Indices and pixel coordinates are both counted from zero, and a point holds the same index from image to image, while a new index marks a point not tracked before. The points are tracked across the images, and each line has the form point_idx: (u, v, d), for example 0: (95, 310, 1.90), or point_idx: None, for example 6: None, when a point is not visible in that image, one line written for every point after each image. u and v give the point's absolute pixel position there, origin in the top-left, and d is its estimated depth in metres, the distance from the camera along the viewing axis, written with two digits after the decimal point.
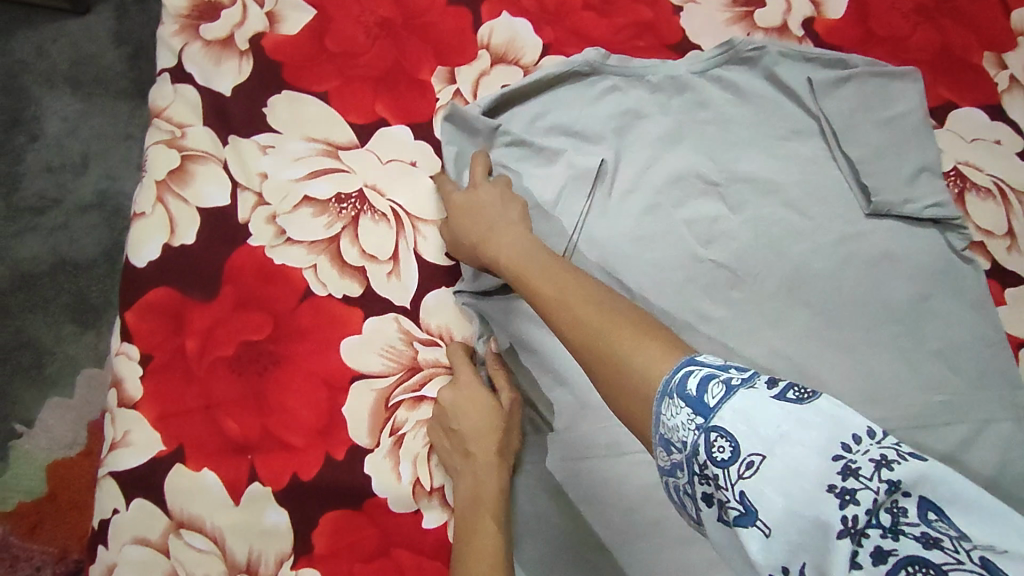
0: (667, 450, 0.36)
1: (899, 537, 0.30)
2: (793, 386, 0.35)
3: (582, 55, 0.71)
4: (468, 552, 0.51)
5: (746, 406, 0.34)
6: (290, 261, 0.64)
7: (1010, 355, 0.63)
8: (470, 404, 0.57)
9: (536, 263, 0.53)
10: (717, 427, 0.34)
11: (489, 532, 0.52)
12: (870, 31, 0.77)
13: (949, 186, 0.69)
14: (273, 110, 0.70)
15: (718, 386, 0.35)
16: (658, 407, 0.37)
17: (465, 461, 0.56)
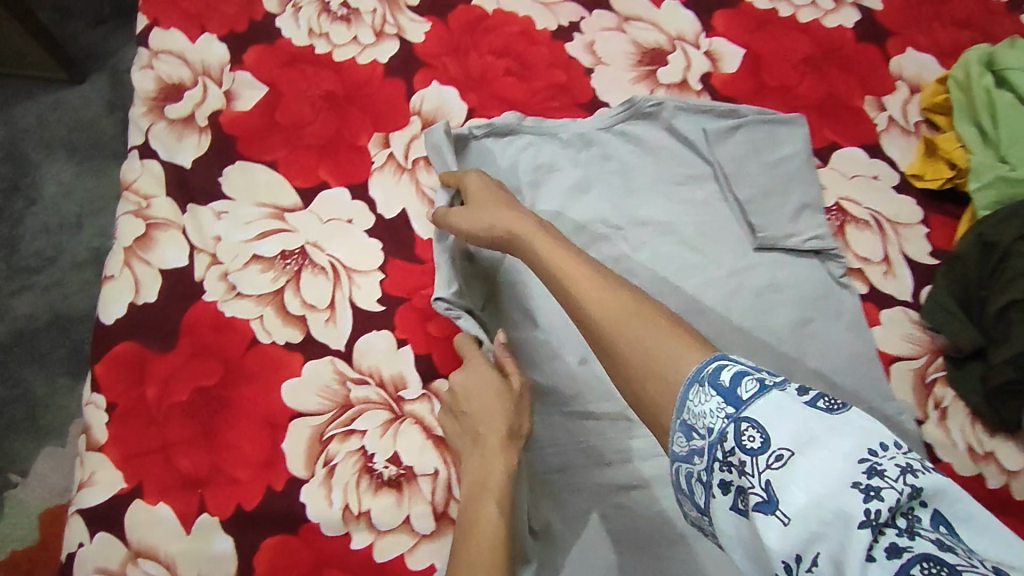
0: (688, 436, 0.43)
1: (915, 537, 0.36)
2: (823, 397, 0.41)
3: (501, 118, 0.81)
4: (470, 533, 0.55)
5: (776, 403, 0.40)
6: (239, 313, 0.72)
7: (882, 371, 0.71)
8: (481, 390, 0.64)
9: (564, 251, 0.57)
10: (748, 418, 0.40)
11: (491, 515, 0.56)
12: (761, 82, 0.86)
13: (830, 220, 0.79)
14: (227, 180, 0.79)
15: (752, 382, 0.42)
16: (686, 394, 0.43)
17: (474, 443, 0.62)
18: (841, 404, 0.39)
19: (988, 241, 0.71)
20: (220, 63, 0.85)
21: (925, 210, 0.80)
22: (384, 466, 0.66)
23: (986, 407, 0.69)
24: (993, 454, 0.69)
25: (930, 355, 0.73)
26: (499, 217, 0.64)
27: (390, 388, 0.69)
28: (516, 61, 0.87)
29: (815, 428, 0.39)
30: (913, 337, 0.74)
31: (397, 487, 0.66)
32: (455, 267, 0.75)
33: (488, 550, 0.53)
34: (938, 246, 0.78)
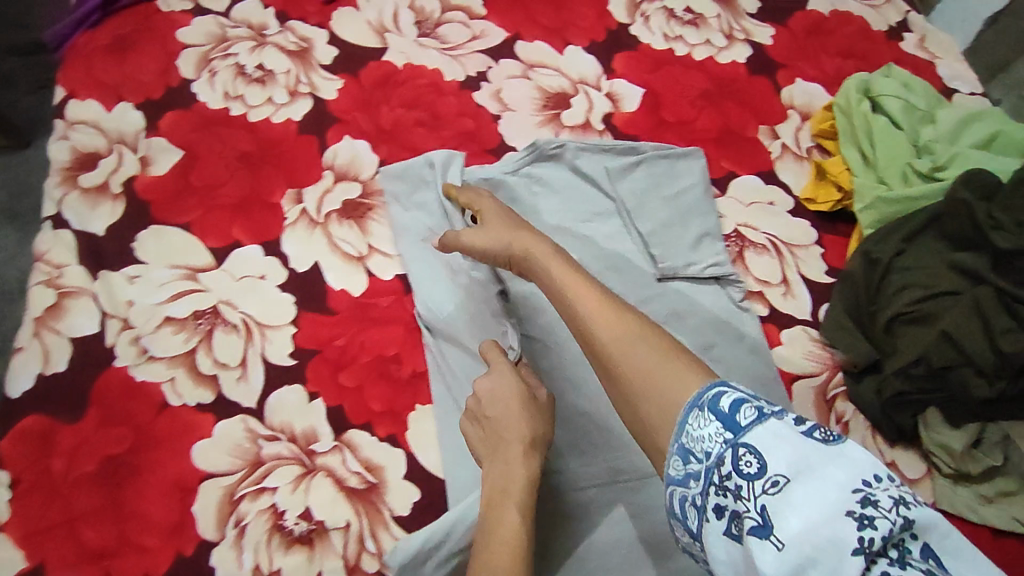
0: (685, 459, 0.44)
1: (905, 567, 0.38)
2: (819, 429, 0.42)
3: (410, 164, 0.84)
4: (490, 536, 0.56)
5: (772, 432, 0.42)
6: (151, 377, 0.72)
7: (782, 391, 0.74)
8: (509, 400, 0.65)
9: (577, 274, 0.57)
10: (746, 445, 0.42)
11: (511, 521, 0.57)
12: (660, 119, 0.91)
13: (728, 246, 0.82)
14: (140, 244, 0.79)
15: (750, 410, 0.43)
16: (685, 418, 0.45)
17: (500, 454, 0.62)
18: (836, 435, 0.41)
19: (874, 257, 0.74)
20: (136, 129, 0.86)
21: (819, 231, 0.84)
22: (295, 522, 0.66)
23: (883, 417, 0.72)
24: (893, 463, 0.72)
25: (830, 371, 0.76)
26: (517, 236, 0.64)
27: (302, 443, 0.70)
28: (426, 113, 0.90)
29: (811, 458, 0.41)
30: (812, 354, 0.77)
31: (308, 544, 0.65)
32: (367, 316, 0.77)
33: (510, 560, 0.53)
34: (833, 264, 0.82)
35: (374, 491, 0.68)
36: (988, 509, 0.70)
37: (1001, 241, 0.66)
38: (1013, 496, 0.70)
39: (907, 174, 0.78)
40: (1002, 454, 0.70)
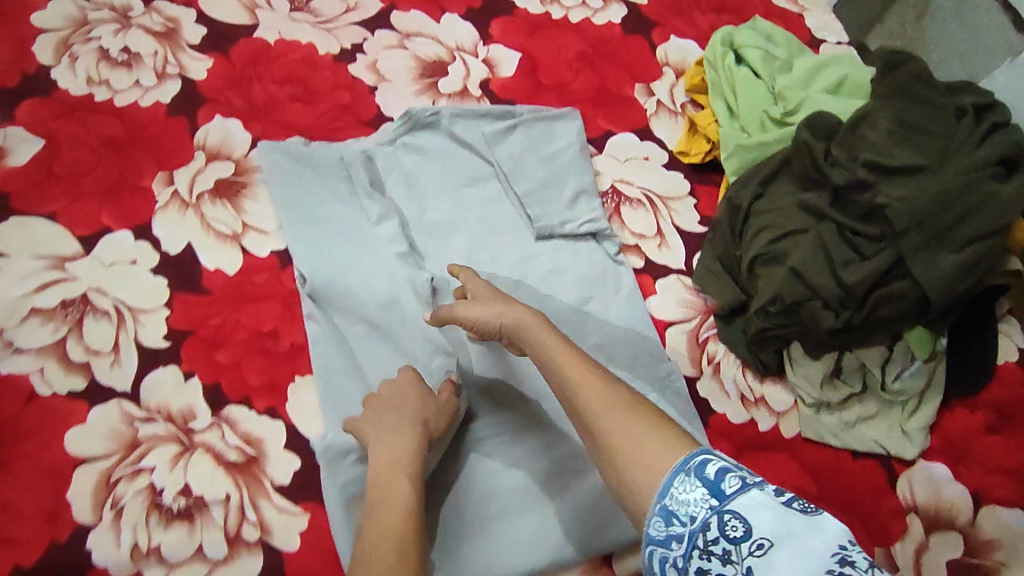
0: (668, 521, 0.45)
1: None
2: (796, 498, 0.45)
3: (292, 141, 0.83)
4: (380, 502, 0.57)
5: (756, 499, 0.44)
6: (18, 369, 0.71)
7: (656, 336, 0.77)
8: (410, 394, 0.67)
9: (573, 350, 0.58)
10: (731, 510, 0.44)
11: (403, 488, 0.58)
12: (538, 82, 0.92)
13: (605, 203, 0.84)
14: (1, 236, 0.76)
15: (734, 478, 0.45)
16: (672, 481, 0.46)
17: (390, 430, 0.63)
18: (815, 505, 0.43)
19: (736, 203, 0.76)
20: None
21: (692, 183, 0.87)
22: (174, 499, 0.67)
23: (750, 355, 0.76)
24: (762, 398, 0.75)
25: (701, 316, 0.79)
26: (510, 306, 0.63)
27: (179, 422, 0.70)
28: (300, 88, 0.88)
29: (792, 524, 0.42)
30: (685, 301, 0.80)
31: (189, 518, 0.67)
32: (243, 294, 0.76)
33: (402, 522, 0.55)
34: (706, 214, 0.85)
35: (255, 463, 0.69)
36: (850, 435, 0.73)
37: (839, 176, 0.68)
38: (871, 420, 0.74)
39: (763, 122, 0.81)
40: (861, 381, 0.74)
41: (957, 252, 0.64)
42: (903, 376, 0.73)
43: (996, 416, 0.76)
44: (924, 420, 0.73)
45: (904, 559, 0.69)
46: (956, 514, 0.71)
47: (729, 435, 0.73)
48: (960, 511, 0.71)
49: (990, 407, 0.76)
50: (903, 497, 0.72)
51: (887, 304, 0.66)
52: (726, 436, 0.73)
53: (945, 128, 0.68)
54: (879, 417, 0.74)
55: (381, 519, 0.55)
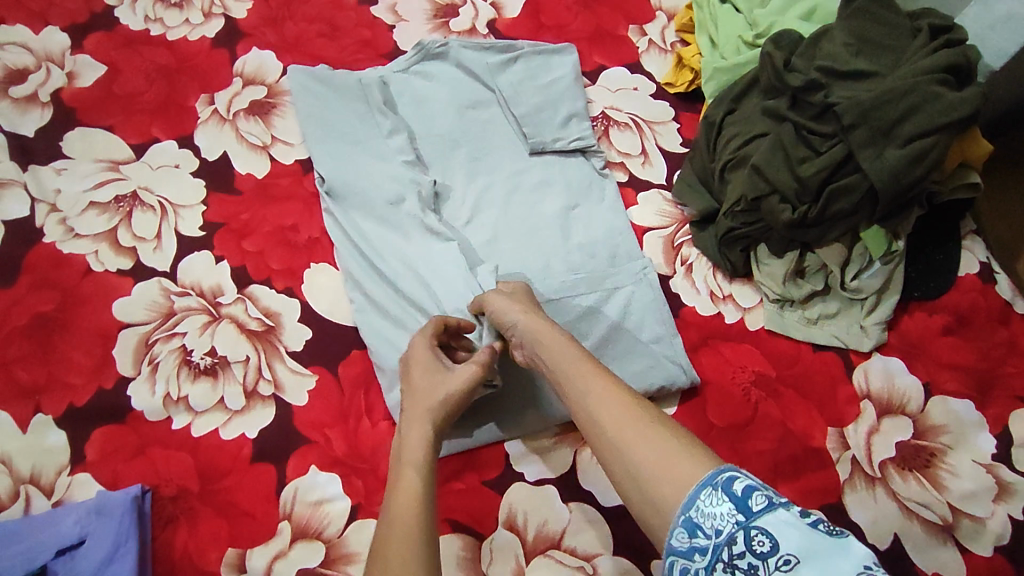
0: (692, 533, 0.47)
1: None
2: (824, 520, 0.44)
3: (319, 67, 0.93)
4: (393, 495, 0.58)
5: (782, 518, 0.44)
6: (76, 250, 0.82)
7: (634, 238, 0.86)
8: (417, 372, 0.68)
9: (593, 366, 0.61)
10: (757, 525, 0.44)
11: (411, 478, 0.58)
12: (539, 23, 1.01)
13: (594, 126, 0.93)
14: (67, 143, 0.88)
15: (761, 496, 0.46)
16: (698, 494, 0.48)
17: (405, 420, 0.65)
18: (840, 529, 0.43)
19: (710, 120, 0.84)
20: (63, 48, 0.94)
21: (676, 111, 0.96)
22: (201, 357, 0.77)
23: (719, 256, 0.84)
24: (731, 295, 0.84)
25: (677, 225, 0.88)
26: (529, 319, 0.68)
27: (209, 296, 0.80)
28: (327, 26, 0.99)
29: (818, 545, 0.43)
30: (663, 211, 0.89)
31: (213, 375, 0.76)
32: (270, 194, 0.87)
33: (409, 515, 0.55)
34: (687, 137, 0.94)
35: (271, 332, 0.79)
36: (812, 330, 0.81)
37: (795, 80, 0.74)
38: (833, 318, 0.82)
39: (738, 46, 0.89)
40: (823, 281, 0.81)
41: (901, 147, 0.70)
42: (863, 275, 0.79)
43: (954, 319, 0.82)
44: (881, 315, 0.80)
45: (855, 438, 0.76)
46: (907, 402, 0.78)
47: (697, 324, 0.82)
48: (912, 399, 0.78)
49: (950, 311, 0.82)
50: (858, 386, 0.79)
51: (839, 198, 0.73)
52: (694, 325, 0.81)
53: (897, 43, 0.75)
54: (841, 315, 0.82)
55: (393, 508, 0.56)
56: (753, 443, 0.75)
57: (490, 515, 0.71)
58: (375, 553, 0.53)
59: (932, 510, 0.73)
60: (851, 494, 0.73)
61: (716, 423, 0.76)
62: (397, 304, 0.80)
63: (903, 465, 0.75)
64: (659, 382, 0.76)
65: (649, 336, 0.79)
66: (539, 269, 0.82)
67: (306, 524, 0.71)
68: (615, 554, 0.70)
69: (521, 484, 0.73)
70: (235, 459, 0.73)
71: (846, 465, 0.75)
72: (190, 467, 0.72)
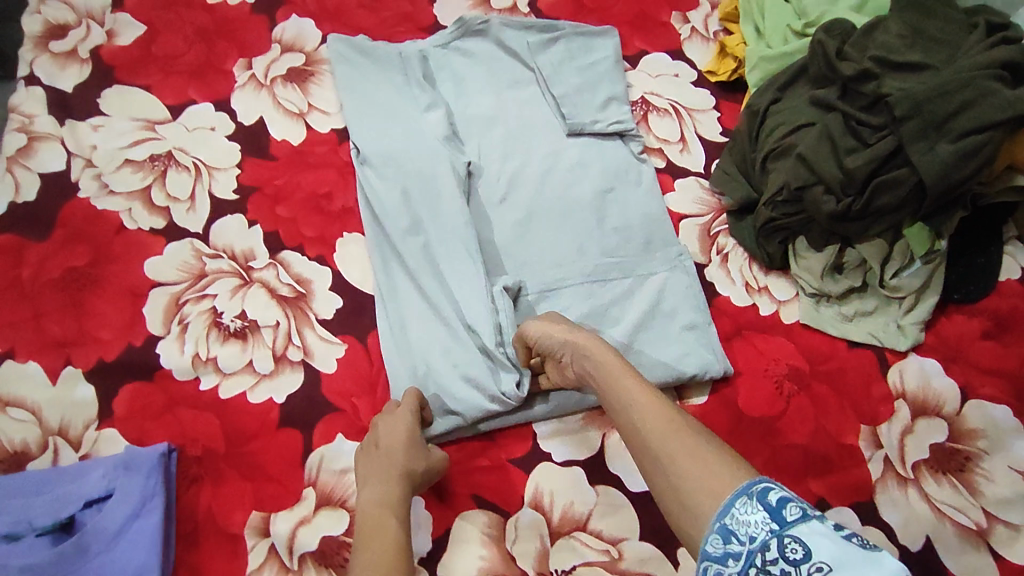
0: (725, 539, 0.46)
1: None
2: (858, 536, 0.43)
3: (359, 38, 0.92)
4: (367, 541, 0.58)
5: (816, 529, 0.43)
6: (110, 207, 0.81)
7: (671, 224, 0.85)
8: (394, 426, 0.67)
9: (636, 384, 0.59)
10: (791, 534, 0.43)
11: (390, 526, 0.59)
12: (582, 5, 0.99)
13: (634, 110, 0.92)
14: (104, 100, 0.87)
15: (796, 507, 0.45)
16: (733, 502, 0.47)
17: (380, 474, 0.64)
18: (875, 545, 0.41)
19: (753, 108, 0.83)
20: (102, 5, 0.93)
21: (717, 100, 0.95)
22: (231, 320, 0.76)
23: (756, 247, 0.83)
24: (766, 287, 0.83)
25: (715, 213, 0.87)
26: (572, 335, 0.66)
27: (241, 260, 0.80)
28: None
29: (853, 558, 0.41)
30: (701, 199, 0.88)
31: (242, 338, 0.76)
32: (305, 161, 0.86)
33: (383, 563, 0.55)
34: (727, 126, 0.93)
35: (303, 299, 0.78)
36: (848, 326, 0.80)
37: (848, 69, 0.74)
38: (868, 316, 0.81)
39: (786, 35, 0.88)
40: (861, 277, 0.80)
41: (953, 142, 0.68)
42: (903, 273, 0.78)
43: (993, 324, 0.80)
44: (920, 315, 0.79)
45: (888, 438, 0.75)
46: (943, 404, 0.77)
47: (730, 314, 0.81)
48: (948, 401, 0.77)
49: (991, 316, 0.80)
50: (893, 385, 0.78)
51: (885, 191, 0.72)
52: (728, 315, 0.81)
53: (953, 38, 0.73)
54: (876, 313, 0.81)
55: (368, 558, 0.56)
56: (785, 438, 0.75)
57: (516, 492, 0.71)
58: None
59: (964, 513, 0.72)
60: (882, 493, 0.73)
61: (747, 414, 0.76)
62: (416, 299, 0.78)
63: (935, 466, 0.74)
64: (691, 370, 0.76)
65: (683, 323, 0.78)
66: (574, 251, 0.81)
67: (331, 491, 0.71)
68: (641, 539, 0.70)
69: (548, 464, 0.72)
70: (262, 423, 0.73)
71: (877, 464, 0.74)
72: (216, 428, 0.72)
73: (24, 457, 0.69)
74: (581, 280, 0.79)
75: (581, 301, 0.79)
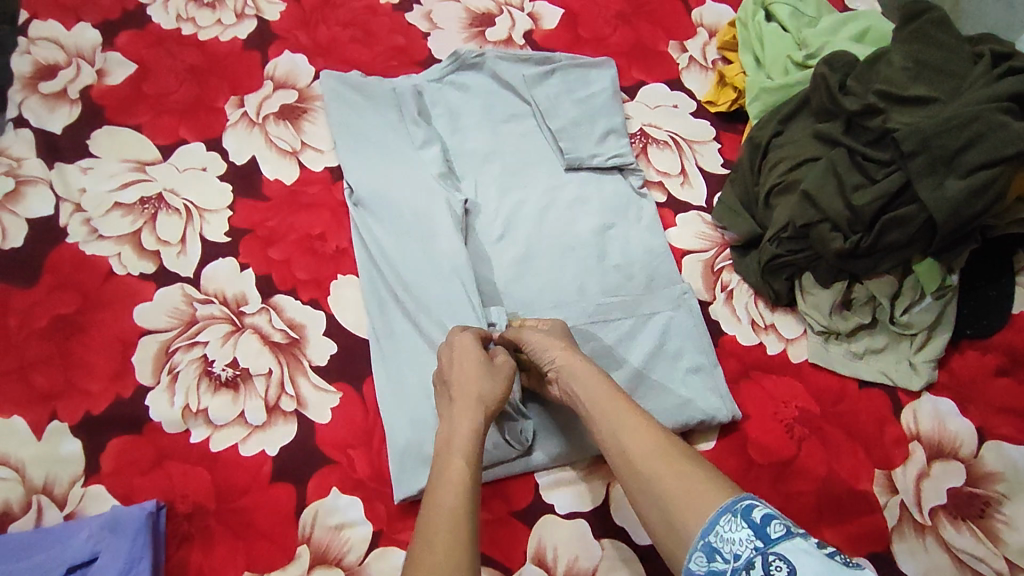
0: (710, 557, 0.48)
1: None
2: (843, 554, 0.44)
3: (351, 74, 0.90)
4: (437, 481, 0.55)
5: (800, 547, 0.44)
6: (99, 252, 0.80)
7: (673, 261, 0.83)
8: (460, 360, 0.65)
9: (616, 398, 0.60)
10: (775, 551, 0.45)
11: (459, 468, 0.56)
12: (578, 36, 0.98)
13: (633, 143, 0.91)
14: (93, 142, 0.86)
15: (780, 524, 0.46)
16: (718, 519, 0.49)
17: (456, 407, 0.62)
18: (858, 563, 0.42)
19: (756, 141, 0.82)
20: (93, 45, 0.92)
21: (718, 130, 0.93)
22: (223, 368, 0.74)
23: (762, 283, 0.81)
24: (773, 325, 0.81)
25: (718, 249, 0.85)
26: (553, 348, 0.66)
27: (233, 305, 0.78)
28: (361, 31, 0.97)
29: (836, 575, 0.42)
30: (703, 234, 0.86)
31: (234, 387, 0.74)
32: (298, 201, 0.85)
33: (455, 498, 0.54)
34: (729, 158, 0.92)
35: (296, 345, 0.76)
36: (858, 364, 0.78)
37: (851, 104, 0.73)
38: (879, 353, 0.78)
39: (787, 66, 0.87)
40: (871, 314, 0.78)
41: (962, 179, 0.66)
42: (912, 310, 0.76)
43: (1008, 359, 0.78)
44: (932, 352, 0.76)
45: (903, 482, 0.73)
46: (959, 447, 0.74)
47: (737, 354, 0.79)
48: (964, 443, 0.75)
49: (1005, 351, 0.78)
50: (907, 427, 0.75)
51: (893, 229, 0.70)
52: (735, 355, 0.79)
53: (959, 69, 0.71)
54: (887, 350, 0.78)
55: (435, 498, 0.54)
56: (797, 483, 0.72)
57: (519, 547, 0.68)
58: (421, 533, 0.52)
59: (986, 563, 0.69)
60: (900, 541, 0.70)
61: (756, 458, 0.73)
62: (414, 342, 0.76)
63: (953, 512, 0.71)
64: (699, 415, 0.73)
65: (688, 365, 0.76)
66: (574, 291, 0.79)
67: (326, 548, 0.68)
68: None
69: (551, 516, 0.70)
70: (254, 477, 0.70)
71: (894, 511, 0.71)
72: (207, 483, 0.70)
73: (6, 517, 0.67)
74: (582, 321, 0.76)
75: (582, 342, 0.76)
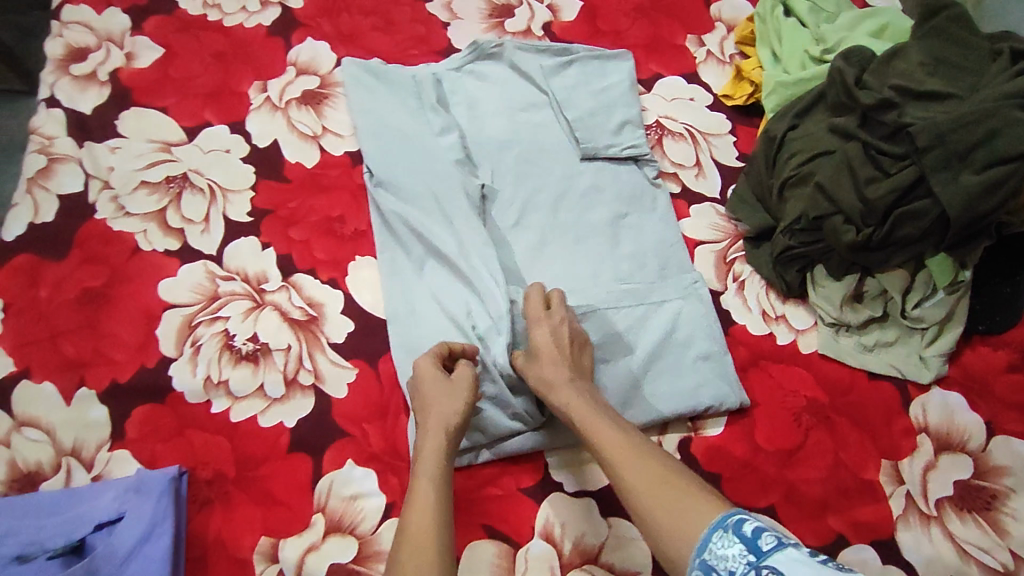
0: (709, 574, 0.50)
1: None
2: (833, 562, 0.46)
3: (374, 61, 0.92)
4: (410, 510, 0.60)
5: (792, 557, 0.46)
6: (126, 228, 0.82)
7: (685, 251, 0.84)
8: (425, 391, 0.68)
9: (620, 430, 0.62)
10: (767, 564, 0.47)
11: (425, 494, 0.61)
12: (596, 28, 0.99)
13: (649, 134, 0.92)
14: (122, 122, 0.88)
15: (771, 537, 0.48)
16: (710, 536, 0.51)
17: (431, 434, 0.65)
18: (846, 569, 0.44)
19: (771, 134, 0.83)
20: (123, 29, 0.94)
21: (733, 124, 0.94)
22: (243, 342, 0.76)
23: (774, 275, 0.82)
24: (784, 316, 0.82)
25: (730, 240, 0.86)
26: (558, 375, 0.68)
27: (254, 283, 0.80)
28: (383, 20, 0.98)
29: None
30: (717, 225, 0.87)
31: (254, 361, 0.76)
32: (319, 184, 0.87)
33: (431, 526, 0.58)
34: (743, 151, 0.93)
35: (315, 323, 0.78)
36: (868, 356, 0.79)
37: (867, 98, 0.73)
38: (889, 346, 0.79)
39: (804, 61, 0.88)
40: (882, 307, 0.78)
41: (977, 173, 0.67)
42: (924, 304, 0.76)
43: (1016, 355, 0.79)
44: (942, 345, 0.77)
45: (910, 473, 0.73)
46: (968, 440, 0.75)
47: (746, 342, 0.80)
48: (972, 437, 0.75)
49: (1014, 348, 0.79)
50: (915, 418, 0.76)
51: (907, 222, 0.70)
52: (744, 343, 0.80)
53: (978, 66, 0.72)
54: (898, 344, 0.79)
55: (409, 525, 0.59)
56: (802, 469, 0.73)
57: (527, 522, 0.69)
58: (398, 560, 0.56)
59: (991, 555, 0.70)
60: (904, 530, 0.71)
61: (764, 445, 0.74)
62: (432, 321, 0.78)
63: (960, 504, 0.72)
64: (707, 401, 0.75)
65: (697, 351, 0.77)
66: (588, 277, 0.81)
67: (341, 518, 0.70)
68: (653, 574, 0.69)
69: (560, 495, 0.71)
70: (273, 448, 0.72)
71: (900, 501, 0.72)
72: (227, 451, 0.72)
73: (35, 478, 0.69)
74: (599, 305, 0.78)
75: (596, 329, 0.77)
